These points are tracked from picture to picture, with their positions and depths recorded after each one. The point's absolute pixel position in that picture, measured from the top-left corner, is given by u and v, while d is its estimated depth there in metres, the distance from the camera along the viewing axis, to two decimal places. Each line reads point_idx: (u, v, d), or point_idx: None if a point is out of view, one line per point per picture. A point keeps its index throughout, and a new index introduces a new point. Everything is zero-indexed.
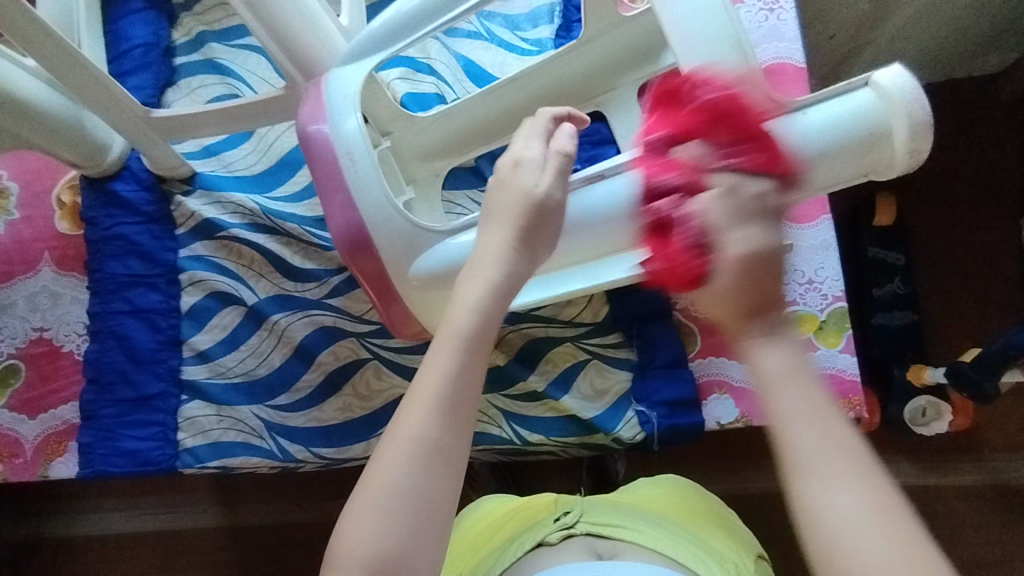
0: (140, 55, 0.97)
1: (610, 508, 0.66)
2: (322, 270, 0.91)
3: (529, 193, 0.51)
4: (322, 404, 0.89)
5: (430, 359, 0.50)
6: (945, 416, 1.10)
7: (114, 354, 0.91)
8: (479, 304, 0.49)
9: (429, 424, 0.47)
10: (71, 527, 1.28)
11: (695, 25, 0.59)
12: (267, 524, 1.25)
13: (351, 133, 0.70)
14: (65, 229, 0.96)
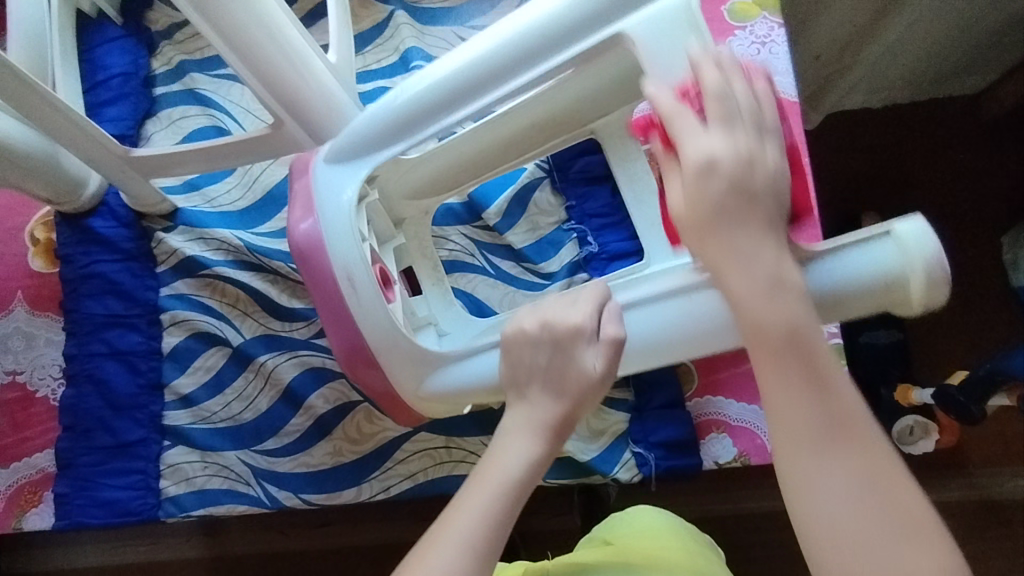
0: (119, 86, 0.94)
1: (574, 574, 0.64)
2: (310, 309, 0.89)
3: (586, 372, 0.55)
4: (311, 448, 0.86)
5: (459, 501, 0.51)
6: (932, 434, 1.09)
7: (92, 400, 0.87)
8: (534, 459, 0.54)
9: (452, 561, 0.48)
10: (47, 563, 1.24)
11: None
12: (253, 554, 1.21)
13: (343, 238, 0.67)
14: (40, 267, 0.92)
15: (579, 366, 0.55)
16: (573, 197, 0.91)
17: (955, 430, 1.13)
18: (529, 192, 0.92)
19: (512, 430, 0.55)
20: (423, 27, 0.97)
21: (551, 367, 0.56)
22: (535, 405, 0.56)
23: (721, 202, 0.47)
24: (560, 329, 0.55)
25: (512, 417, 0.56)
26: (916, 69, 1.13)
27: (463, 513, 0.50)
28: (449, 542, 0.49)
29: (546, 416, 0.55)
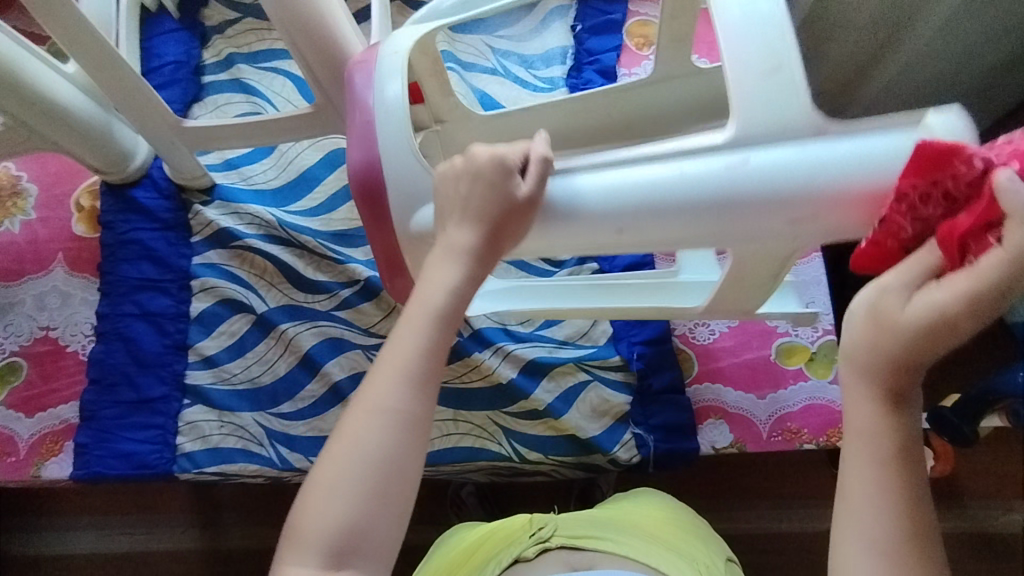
0: (170, 72, 1.02)
1: (585, 522, 0.71)
2: (333, 283, 0.94)
3: (506, 195, 0.55)
4: (325, 414, 0.90)
5: (394, 336, 0.51)
6: (926, 460, 1.11)
7: (119, 356, 0.92)
8: (453, 288, 0.52)
9: (403, 398, 0.48)
10: (43, 545, 1.25)
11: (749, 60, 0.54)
12: (248, 549, 1.22)
13: (392, 98, 0.65)
14: (81, 232, 0.98)
15: (504, 188, 0.55)
16: None
17: (950, 459, 1.15)
18: None
19: (432, 262, 0.54)
20: (454, 35, 1.06)
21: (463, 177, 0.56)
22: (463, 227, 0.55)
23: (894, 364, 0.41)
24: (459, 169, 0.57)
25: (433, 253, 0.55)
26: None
27: (400, 345, 0.50)
28: (392, 376, 0.49)
29: (465, 242, 0.54)
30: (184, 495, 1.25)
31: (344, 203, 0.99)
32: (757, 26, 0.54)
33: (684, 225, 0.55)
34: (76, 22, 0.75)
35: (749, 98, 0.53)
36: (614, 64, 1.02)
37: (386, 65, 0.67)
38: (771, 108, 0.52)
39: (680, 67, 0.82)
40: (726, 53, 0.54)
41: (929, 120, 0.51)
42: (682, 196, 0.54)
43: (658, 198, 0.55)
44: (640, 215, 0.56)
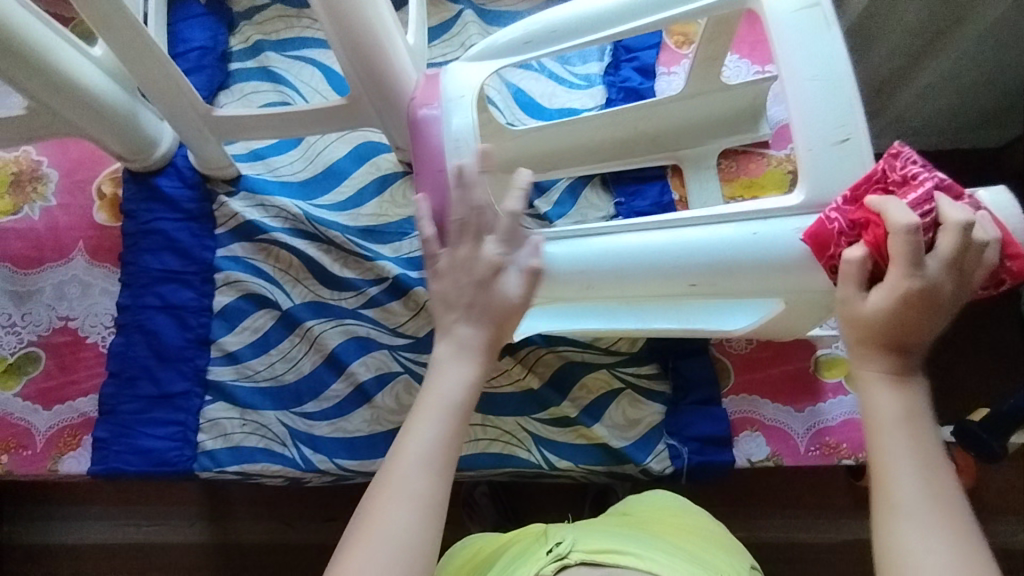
0: (196, 58, 0.99)
1: (602, 535, 0.63)
2: (360, 280, 0.92)
3: (507, 300, 0.57)
4: (350, 415, 0.88)
5: (414, 424, 0.55)
6: None
7: (140, 349, 0.89)
8: (470, 381, 0.56)
9: (424, 481, 0.53)
10: (50, 535, 1.23)
11: (819, 110, 0.54)
12: (258, 544, 1.20)
13: (460, 128, 0.61)
14: (103, 220, 0.95)
15: (502, 294, 0.57)
16: (622, 194, 0.96)
17: (972, 471, 1.11)
18: (579, 187, 0.98)
19: (446, 358, 0.57)
20: (488, 27, 1.02)
21: (473, 291, 0.57)
22: (472, 324, 0.57)
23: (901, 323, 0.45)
24: (474, 258, 0.57)
25: (443, 346, 0.57)
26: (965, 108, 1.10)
27: (417, 437, 0.54)
28: (410, 466, 0.53)
29: (478, 334, 0.56)
30: (194, 488, 1.23)
31: (373, 198, 0.96)
32: (827, 93, 0.54)
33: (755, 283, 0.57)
34: (112, 8, 0.72)
35: (823, 151, 0.54)
36: (654, 62, 0.99)
37: (451, 101, 0.62)
38: (842, 177, 0.53)
39: (709, 84, 0.89)
40: (799, 122, 0.54)
41: (979, 194, 0.53)
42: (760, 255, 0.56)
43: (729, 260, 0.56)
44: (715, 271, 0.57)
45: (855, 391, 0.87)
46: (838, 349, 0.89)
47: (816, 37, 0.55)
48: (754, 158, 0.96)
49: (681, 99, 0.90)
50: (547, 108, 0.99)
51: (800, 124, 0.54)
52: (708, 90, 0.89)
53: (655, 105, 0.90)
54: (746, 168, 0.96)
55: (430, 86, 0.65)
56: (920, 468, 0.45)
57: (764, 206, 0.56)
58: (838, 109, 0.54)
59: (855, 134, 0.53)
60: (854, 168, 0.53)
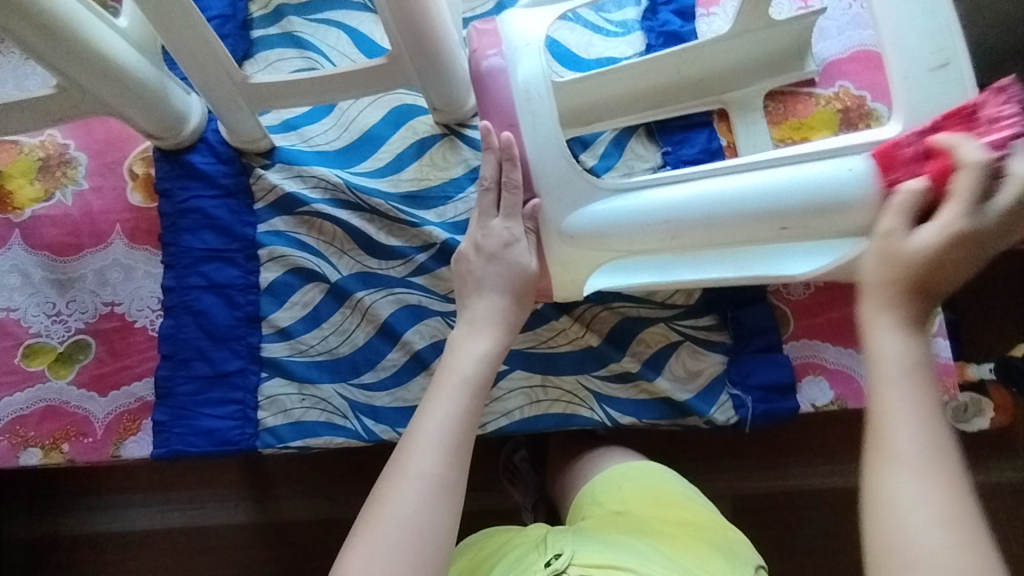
0: (217, 27, 0.95)
1: (602, 546, 0.62)
2: (407, 248, 0.90)
3: (516, 270, 0.62)
4: (408, 384, 0.87)
5: (432, 400, 0.58)
6: (986, 413, 1.05)
7: (190, 330, 0.88)
8: (483, 354, 0.60)
9: (435, 463, 0.54)
10: (97, 524, 1.23)
11: (913, 34, 0.52)
12: (305, 521, 1.21)
13: (530, 76, 0.59)
14: (138, 202, 0.93)
15: (512, 266, 0.62)
16: (668, 143, 0.93)
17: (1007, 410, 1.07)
18: (625, 139, 0.95)
19: (461, 335, 0.61)
20: None
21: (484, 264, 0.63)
22: (483, 297, 0.62)
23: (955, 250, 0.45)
24: (490, 230, 0.63)
25: (465, 316, 0.62)
26: None
27: (435, 413, 0.56)
28: (428, 442, 0.55)
29: (502, 287, 0.62)
30: (234, 468, 1.22)
31: (413, 163, 0.93)
32: (922, 14, 0.52)
33: (847, 222, 0.54)
34: None
35: (919, 78, 0.52)
36: (692, 3, 0.94)
37: (515, 50, 0.60)
38: (939, 102, 0.52)
39: (754, 21, 0.85)
40: (892, 48, 0.52)
41: None
42: (856, 191, 0.53)
43: (822, 198, 0.54)
44: (804, 210, 0.54)
45: None
46: None
47: None
48: (800, 99, 0.93)
49: (728, 39, 0.87)
50: (585, 59, 0.95)
51: (894, 50, 0.52)
52: (757, 27, 0.86)
53: (696, 48, 0.87)
54: (794, 110, 0.93)
55: (490, 33, 0.61)
56: (914, 398, 0.45)
57: (859, 142, 0.54)
58: (934, 31, 0.52)
59: (954, 59, 0.52)
60: (953, 93, 0.52)
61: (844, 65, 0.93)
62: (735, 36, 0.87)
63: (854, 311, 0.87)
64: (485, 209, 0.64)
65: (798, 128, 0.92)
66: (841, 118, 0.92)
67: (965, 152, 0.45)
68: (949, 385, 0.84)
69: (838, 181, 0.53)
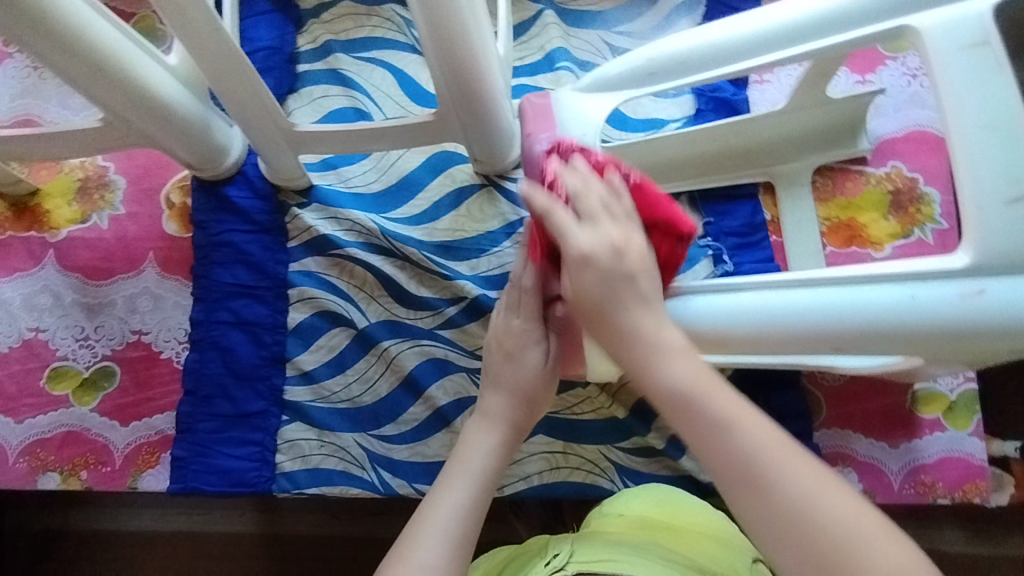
0: (264, 60, 0.95)
1: (600, 544, 0.57)
2: (438, 300, 0.89)
3: (536, 372, 0.60)
4: (428, 439, 0.86)
5: (438, 491, 0.56)
6: (1006, 489, 0.99)
7: (215, 366, 0.87)
8: (493, 450, 0.59)
9: (439, 555, 0.51)
10: (100, 522, 1.22)
11: (986, 164, 0.50)
12: (309, 536, 1.19)
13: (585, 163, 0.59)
14: (173, 231, 0.92)
15: (534, 365, 0.60)
16: (711, 214, 0.91)
17: None
18: None
19: (473, 428, 0.61)
20: (570, 29, 0.96)
21: (503, 362, 0.61)
22: (499, 394, 0.61)
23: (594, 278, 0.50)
24: (513, 330, 0.61)
25: (480, 409, 0.61)
26: None
27: (440, 505, 0.54)
28: (434, 533, 0.52)
29: (523, 381, 0.60)
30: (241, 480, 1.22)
31: (449, 212, 0.92)
32: (998, 147, 0.50)
33: (904, 347, 0.53)
34: (210, 28, 0.69)
35: (993, 211, 0.50)
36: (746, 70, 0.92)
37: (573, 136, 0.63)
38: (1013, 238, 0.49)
39: (812, 99, 0.83)
40: (966, 177, 0.50)
41: None
42: (915, 319, 0.51)
43: (880, 322, 0.52)
44: (859, 332, 0.53)
45: (953, 428, 0.83)
46: (937, 385, 0.84)
47: (985, 79, 0.51)
48: (850, 176, 0.90)
49: (786, 114, 0.85)
50: (631, 119, 0.93)
51: (967, 181, 0.50)
52: (813, 105, 0.84)
53: (750, 120, 0.85)
54: (843, 187, 0.90)
55: None
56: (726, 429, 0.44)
57: (918, 266, 0.52)
58: (1011, 164, 0.50)
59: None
60: None
61: (897, 145, 0.91)
62: (790, 111, 0.85)
63: (889, 402, 0.84)
64: (508, 307, 0.62)
65: (845, 208, 0.90)
66: (890, 201, 0.89)
67: (537, 198, 0.53)
68: (981, 488, 0.82)
69: (892, 305, 0.52)
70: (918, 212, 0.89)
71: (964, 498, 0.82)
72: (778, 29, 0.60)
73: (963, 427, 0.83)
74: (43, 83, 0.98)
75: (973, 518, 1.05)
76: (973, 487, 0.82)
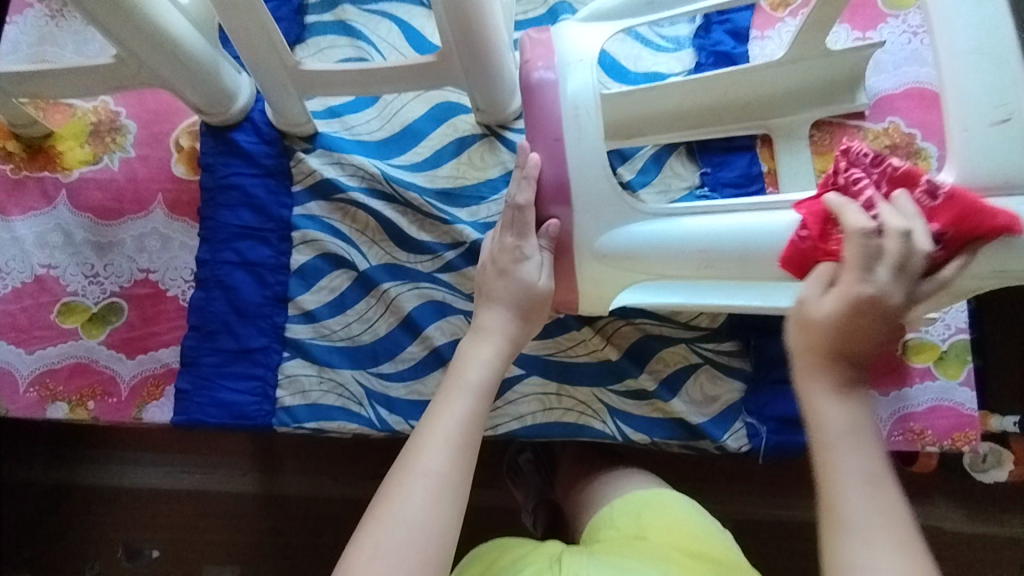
0: (273, 9, 0.97)
1: (610, 565, 0.62)
2: (437, 244, 0.91)
3: (529, 286, 0.62)
4: (425, 378, 0.88)
5: (439, 405, 0.58)
6: (1005, 464, 1.03)
7: (220, 304, 0.90)
8: (492, 362, 0.61)
9: (441, 463, 0.54)
10: (103, 477, 1.22)
11: (977, 83, 0.50)
12: (304, 497, 1.19)
13: (580, 91, 0.58)
14: (181, 173, 0.95)
15: (526, 279, 0.62)
16: (709, 164, 0.93)
17: None
18: (664, 157, 0.94)
19: (469, 343, 0.63)
20: None
21: (496, 278, 0.64)
22: (495, 309, 0.63)
23: (847, 327, 0.47)
24: (507, 246, 0.63)
25: (480, 324, 0.63)
26: None
27: (443, 418, 0.57)
28: (437, 442, 0.55)
29: (518, 294, 0.63)
30: (244, 439, 1.21)
31: (450, 160, 0.94)
32: (990, 66, 0.50)
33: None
34: None
35: (981, 132, 0.49)
36: (747, 25, 0.94)
37: (567, 66, 0.59)
38: (999, 158, 0.49)
39: (811, 50, 0.84)
40: (957, 102, 0.50)
41: None
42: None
43: None
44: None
45: (943, 377, 0.84)
46: (928, 335, 0.85)
47: (979, 4, 0.50)
48: (847, 131, 0.91)
49: (780, 65, 0.85)
50: (631, 72, 0.95)
51: (958, 101, 0.50)
52: (811, 56, 0.84)
53: (749, 71, 0.86)
54: (840, 142, 0.91)
55: (543, 46, 0.60)
56: (869, 488, 0.47)
57: (903, 187, 0.52)
58: (1005, 85, 0.49)
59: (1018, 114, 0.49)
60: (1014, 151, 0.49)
61: (896, 101, 0.92)
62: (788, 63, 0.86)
63: None
64: (503, 225, 0.63)
65: None
66: (887, 155, 0.90)
67: (851, 221, 0.47)
68: (970, 437, 0.82)
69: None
70: (916, 165, 0.90)
71: (952, 447, 0.83)
72: None
73: (953, 376, 0.84)
74: (59, 31, 1.01)
75: (964, 484, 1.06)
76: (962, 436, 0.83)
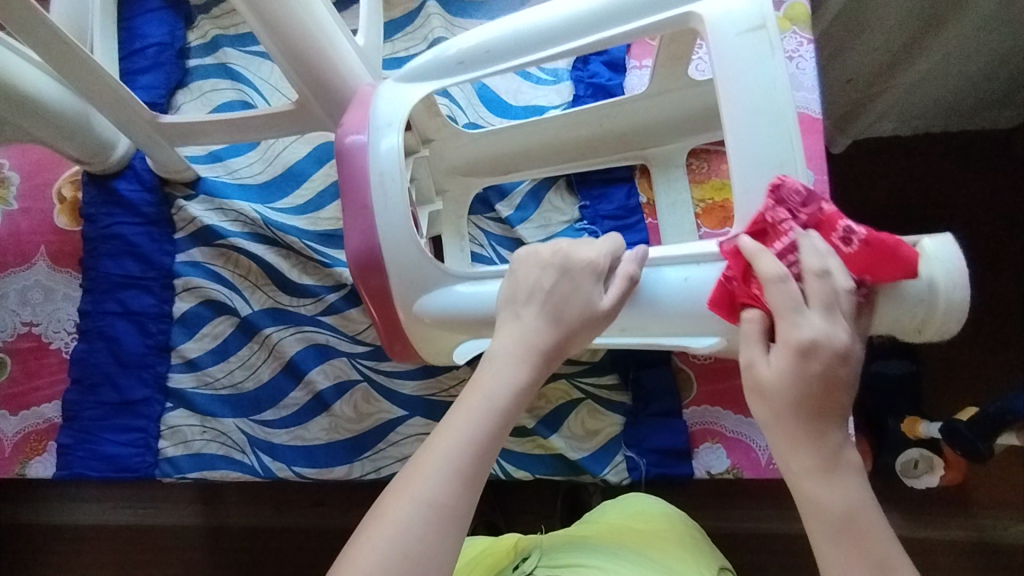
0: (153, 55, 0.96)
1: (566, 547, 0.62)
2: (319, 287, 0.90)
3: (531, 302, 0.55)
4: (309, 422, 0.88)
5: (443, 429, 0.50)
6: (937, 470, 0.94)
7: (102, 356, 0.90)
8: (520, 385, 0.52)
9: (447, 490, 0.47)
10: (38, 515, 1.17)
11: (754, 145, 0.53)
12: (247, 528, 1.14)
13: (386, 154, 0.62)
14: (64, 224, 0.95)
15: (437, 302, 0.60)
16: (588, 197, 0.93)
17: (960, 469, 0.98)
18: (544, 190, 0.94)
19: (495, 358, 0.53)
20: (453, 18, 0.96)
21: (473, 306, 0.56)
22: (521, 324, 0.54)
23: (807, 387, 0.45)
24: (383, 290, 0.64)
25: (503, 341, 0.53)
26: (980, 90, 0.94)
27: (447, 438, 0.49)
28: (433, 465, 0.48)
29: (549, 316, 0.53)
30: None
31: (332, 201, 0.93)
32: (765, 127, 0.53)
33: (688, 325, 0.58)
34: (39, 21, 0.71)
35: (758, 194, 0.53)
36: (624, 56, 0.93)
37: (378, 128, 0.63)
38: None
39: (676, 81, 0.84)
40: (736, 159, 0.53)
41: (925, 244, 0.51)
42: (687, 300, 0.56)
43: (659, 304, 0.57)
44: (639, 313, 0.58)
45: None
46: None
47: (760, 65, 0.53)
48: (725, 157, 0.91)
49: (648, 97, 0.85)
50: (512, 106, 0.95)
51: (736, 162, 0.53)
52: (675, 88, 0.84)
53: (619, 104, 0.86)
54: (717, 169, 0.90)
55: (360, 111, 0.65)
56: (838, 521, 0.45)
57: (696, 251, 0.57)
58: (779, 146, 0.53)
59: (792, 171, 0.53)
60: None
61: None
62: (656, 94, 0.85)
63: None
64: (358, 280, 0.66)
65: (720, 190, 0.90)
66: None
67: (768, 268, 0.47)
68: None
69: (668, 285, 0.57)
70: None
71: None
72: (574, 19, 0.60)
73: None
74: None
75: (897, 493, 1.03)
76: None
